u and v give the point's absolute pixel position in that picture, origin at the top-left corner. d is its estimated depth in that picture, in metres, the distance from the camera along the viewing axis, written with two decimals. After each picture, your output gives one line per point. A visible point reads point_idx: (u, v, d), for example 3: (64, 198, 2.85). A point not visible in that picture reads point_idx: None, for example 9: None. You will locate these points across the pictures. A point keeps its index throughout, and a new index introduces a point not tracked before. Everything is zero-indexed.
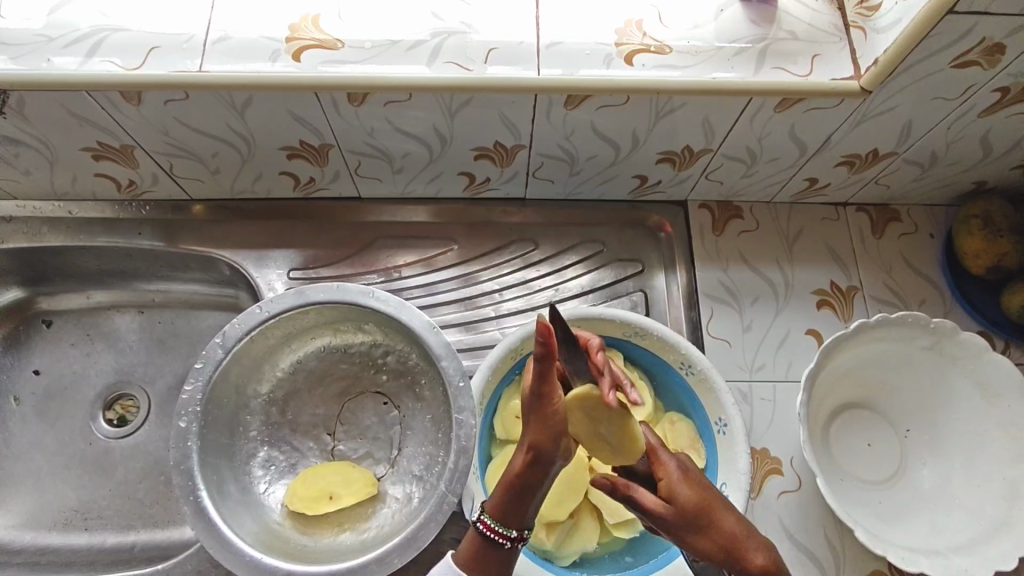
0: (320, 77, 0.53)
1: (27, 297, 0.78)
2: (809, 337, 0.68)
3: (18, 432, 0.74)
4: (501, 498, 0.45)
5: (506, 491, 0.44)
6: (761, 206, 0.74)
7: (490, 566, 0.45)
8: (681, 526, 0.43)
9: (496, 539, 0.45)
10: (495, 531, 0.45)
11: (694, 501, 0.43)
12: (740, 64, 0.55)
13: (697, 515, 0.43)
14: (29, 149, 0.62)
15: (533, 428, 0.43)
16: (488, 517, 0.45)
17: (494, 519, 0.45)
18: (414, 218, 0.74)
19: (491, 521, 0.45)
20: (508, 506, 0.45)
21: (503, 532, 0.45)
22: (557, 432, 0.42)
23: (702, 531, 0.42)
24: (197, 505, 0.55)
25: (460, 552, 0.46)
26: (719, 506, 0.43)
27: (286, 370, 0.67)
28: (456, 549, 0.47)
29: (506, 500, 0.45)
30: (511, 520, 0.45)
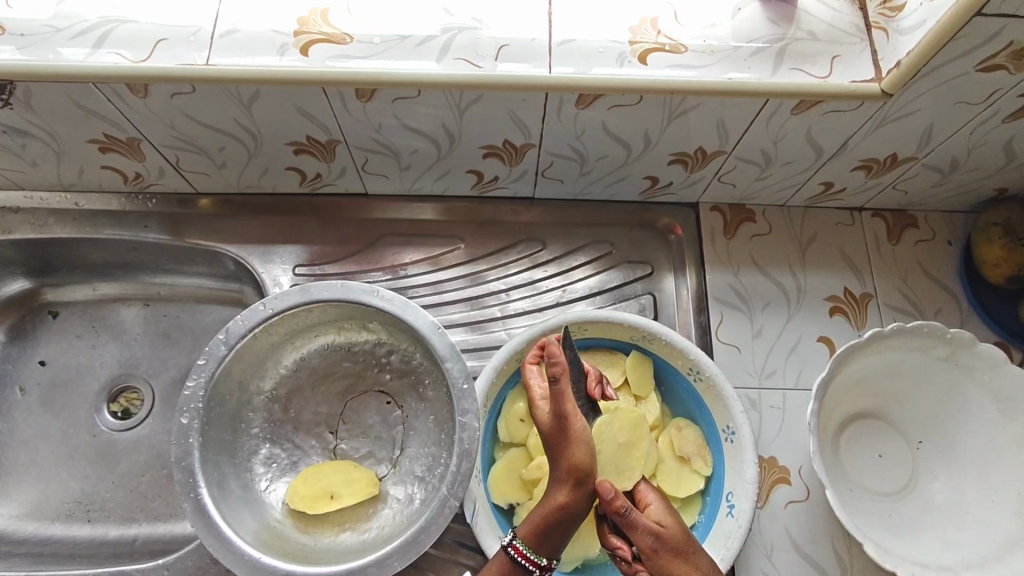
0: (329, 72, 0.52)
1: (33, 287, 0.78)
2: (820, 344, 0.67)
3: (24, 422, 0.74)
4: (534, 527, 0.46)
5: (539, 521, 0.46)
6: (774, 210, 0.72)
7: None
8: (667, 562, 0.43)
9: (526, 563, 0.47)
10: (528, 556, 0.46)
11: (681, 532, 0.45)
12: (756, 65, 0.54)
13: (681, 544, 0.44)
14: (35, 140, 0.62)
15: (566, 456, 0.44)
16: (521, 542, 0.47)
17: (526, 545, 0.46)
18: (421, 216, 0.73)
19: (524, 548, 0.46)
20: (542, 538, 0.46)
21: (536, 559, 0.47)
22: (592, 454, 0.44)
23: (686, 564, 0.43)
24: (197, 502, 0.54)
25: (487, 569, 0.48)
26: (694, 546, 0.45)
27: (290, 366, 0.66)
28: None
29: (543, 529, 0.46)
30: (545, 548, 0.46)
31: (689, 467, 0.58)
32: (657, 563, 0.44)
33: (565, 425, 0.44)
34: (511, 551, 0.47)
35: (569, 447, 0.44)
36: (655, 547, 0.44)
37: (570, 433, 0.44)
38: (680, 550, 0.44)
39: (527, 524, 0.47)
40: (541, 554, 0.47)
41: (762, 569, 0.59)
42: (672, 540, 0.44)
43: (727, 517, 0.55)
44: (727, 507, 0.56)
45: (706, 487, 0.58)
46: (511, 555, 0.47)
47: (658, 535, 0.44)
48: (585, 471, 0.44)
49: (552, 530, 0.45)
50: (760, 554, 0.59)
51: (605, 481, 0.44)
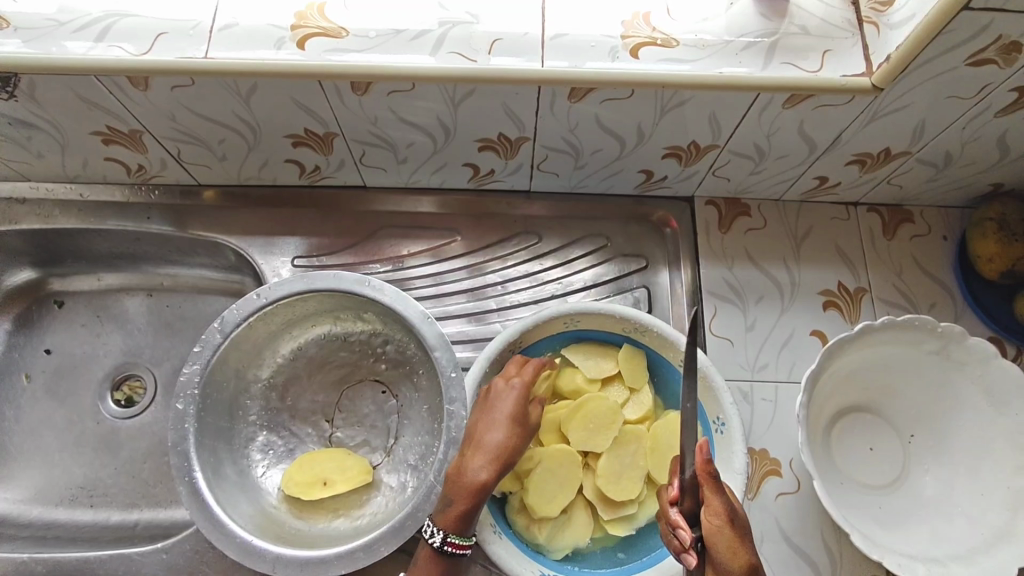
0: (325, 65, 0.53)
1: (40, 277, 0.80)
2: (814, 338, 0.67)
3: (30, 408, 0.76)
4: (459, 514, 0.50)
5: (466, 507, 0.50)
6: (769, 204, 0.73)
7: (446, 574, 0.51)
8: (732, 539, 0.45)
9: (451, 549, 0.50)
10: (455, 544, 0.50)
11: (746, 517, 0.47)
12: (748, 59, 0.54)
13: (745, 531, 0.46)
14: (40, 131, 0.63)
15: (499, 437, 0.52)
16: (454, 537, 0.50)
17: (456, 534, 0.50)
18: (419, 208, 0.74)
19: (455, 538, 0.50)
20: (461, 520, 0.50)
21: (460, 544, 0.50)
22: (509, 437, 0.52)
23: (745, 548, 0.45)
24: (193, 485, 0.55)
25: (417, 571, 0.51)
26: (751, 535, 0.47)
27: (288, 355, 0.67)
28: (415, 566, 0.52)
29: (467, 512, 0.50)
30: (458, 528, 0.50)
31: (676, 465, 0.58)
32: (723, 533, 0.45)
33: (504, 407, 0.53)
34: (446, 546, 0.50)
35: (500, 428, 0.52)
36: (727, 520, 0.46)
37: (501, 416, 0.53)
38: (743, 534, 0.46)
39: (449, 512, 0.50)
40: (464, 539, 0.50)
41: None
42: (741, 521, 0.46)
43: None
44: None
45: None
46: (446, 550, 0.50)
47: (731, 512, 0.46)
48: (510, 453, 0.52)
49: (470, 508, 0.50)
50: None
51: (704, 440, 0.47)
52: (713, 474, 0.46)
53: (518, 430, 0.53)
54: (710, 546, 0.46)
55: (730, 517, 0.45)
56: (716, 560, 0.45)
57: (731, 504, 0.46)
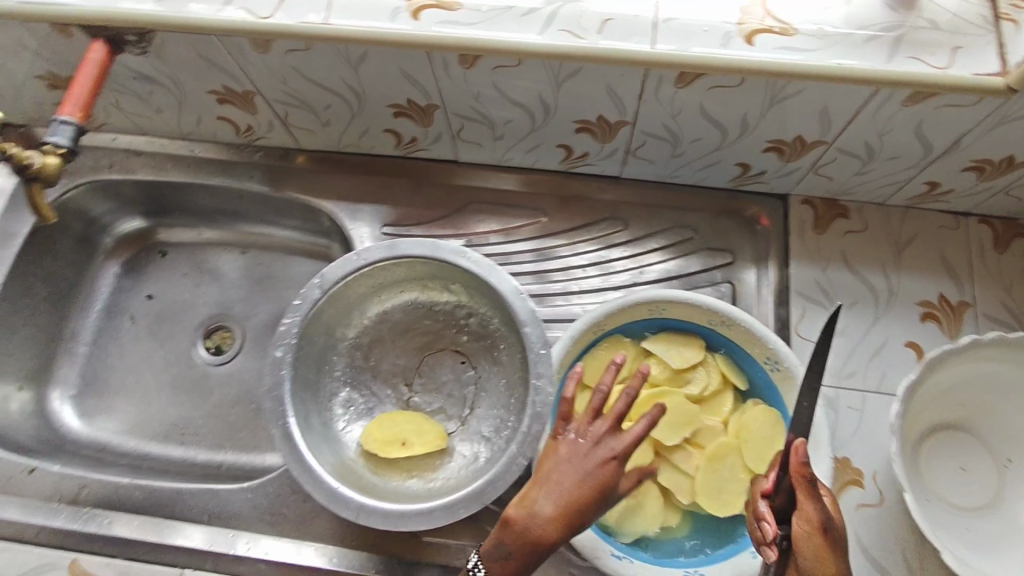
0: (436, 36, 0.54)
1: (149, 227, 0.85)
2: (908, 349, 0.64)
3: (132, 348, 0.81)
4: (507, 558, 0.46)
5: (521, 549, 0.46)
6: (870, 207, 0.70)
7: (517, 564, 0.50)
8: (822, 547, 0.45)
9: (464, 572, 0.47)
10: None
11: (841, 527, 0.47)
12: (870, 52, 0.52)
13: (836, 541, 0.46)
14: (164, 88, 0.67)
15: (556, 470, 0.47)
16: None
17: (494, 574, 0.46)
18: (508, 186, 0.75)
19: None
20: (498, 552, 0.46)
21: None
22: (565, 474, 0.47)
23: (836, 557, 0.45)
24: (285, 430, 0.59)
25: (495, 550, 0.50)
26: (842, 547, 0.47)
27: (373, 318, 0.70)
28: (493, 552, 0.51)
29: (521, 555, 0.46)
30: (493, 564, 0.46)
31: (743, 462, 0.57)
32: (812, 540, 0.45)
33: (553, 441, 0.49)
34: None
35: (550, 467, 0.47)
36: (818, 528, 0.46)
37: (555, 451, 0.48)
38: (834, 544, 0.46)
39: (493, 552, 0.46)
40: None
41: None
42: (835, 532, 0.46)
43: None
44: None
45: None
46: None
47: (825, 520, 0.46)
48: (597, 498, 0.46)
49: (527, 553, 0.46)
50: None
51: (799, 441, 0.47)
52: (808, 479, 0.46)
53: (602, 467, 0.47)
54: (797, 550, 0.46)
55: (823, 526, 0.45)
56: (801, 564, 0.46)
57: (826, 513, 0.46)
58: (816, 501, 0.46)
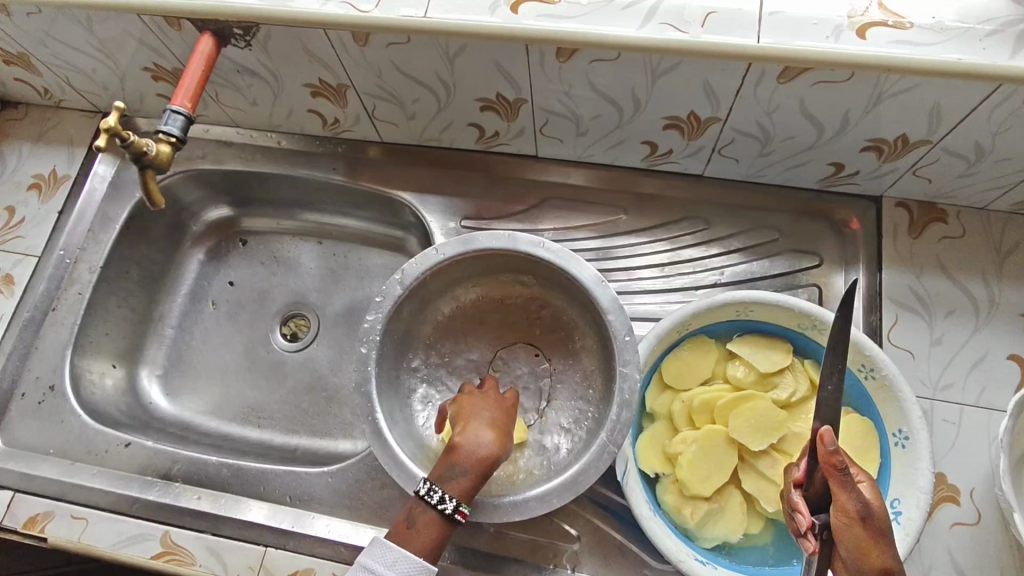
0: (535, 30, 0.54)
1: (232, 216, 0.88)
2: (1011, 362, 0.61)
3: (214, 332, 0.84)
4: (469, 485, 0.50)
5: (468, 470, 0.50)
6: (970, 212, 0.67)
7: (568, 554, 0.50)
8: (863, 538, 0.41)
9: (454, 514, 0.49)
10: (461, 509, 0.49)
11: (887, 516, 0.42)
12: (992, 47, 0.49)
13: (883, 530, 0.41)
14: (259, 80, 0.69)
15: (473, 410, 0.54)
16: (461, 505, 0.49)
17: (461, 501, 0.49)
18: (587, 183, 0.74)
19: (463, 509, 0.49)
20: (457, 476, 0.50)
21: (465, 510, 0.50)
22: (489, 408, 0.55)
23: (881, 549, 0.40)
24: (375, 426, 0.59)
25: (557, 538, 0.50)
26: (890, 536, 0.42)
27: (448, 312, 0.71)
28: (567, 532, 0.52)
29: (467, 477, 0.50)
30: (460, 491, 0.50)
31: None
32: (852, 532, 0.41)
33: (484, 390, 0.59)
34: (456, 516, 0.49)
35: (483, 404, 0.55)
36: (857, 518, 0.41)
37: (464, 408, 0.55)
38: (877, 534, 0.41)
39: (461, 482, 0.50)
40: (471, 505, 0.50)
41: None
42: (876, 521, 0.41)
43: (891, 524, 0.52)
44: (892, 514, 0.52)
45: None
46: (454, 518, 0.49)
47: (862, 509, 0.41)
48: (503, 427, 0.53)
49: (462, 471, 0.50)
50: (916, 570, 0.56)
51: (826, 429, 0.42)
52: (840, 467, 0.42)
53: (506, 407, 0.56)
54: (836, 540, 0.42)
55: (862, 516, 0.41)
56: (844, 556, 0.41)
57: (863, 502, 0.41)
58: (856, 488, 0.42)
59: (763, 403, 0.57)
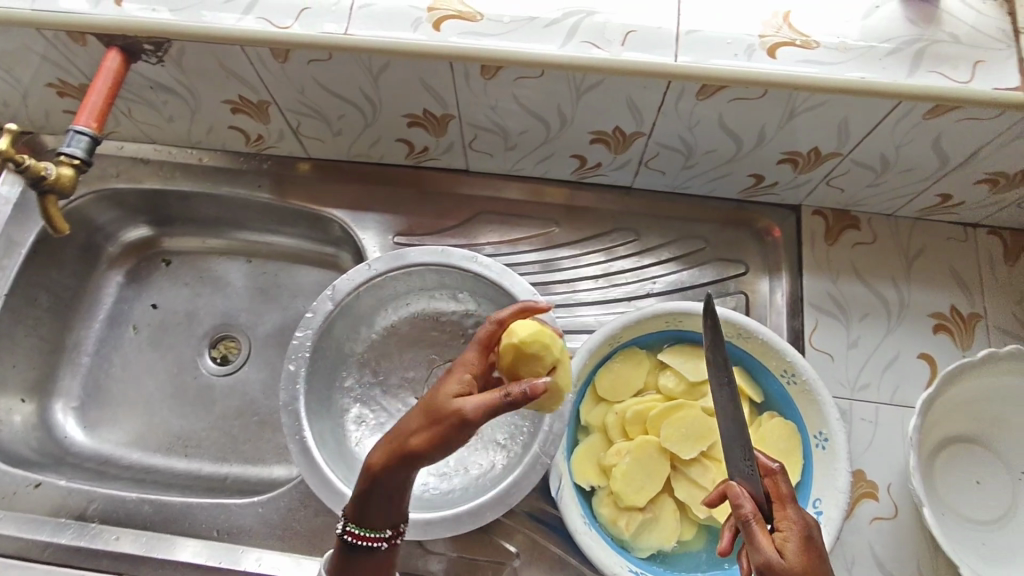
0: (458, 47, 0.54)
1: (152, 235, 0.84)
2: (920, 361, 0.65)
3: (135, 358, 0.80)
4: (360, 506, 0.47)
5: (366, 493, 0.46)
6: (881, 219, 0.70)
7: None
8: None
9: (362, 542, 0.47)
10: (365, 536, 0.47)
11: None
12: (891, 67, 0.52)
13: (820, 556, 0.42)
14: (175, 96, 0.66)
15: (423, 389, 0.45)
16: (353, 528, 0.47)
17: (359, 527, 0.47)
18: (519, 197, 0.74)
19: (355, 530, 0.47)
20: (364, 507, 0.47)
21: (373, 536, 0.47)
22: (419, 419, 0.44)
23: None
24: (303, 444, 0.58)
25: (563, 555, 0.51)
26: None
27: (381, 331, 0.69)
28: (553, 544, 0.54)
29: (365, 502, 0.46)
30: (377, 519, 0.47)
31: None
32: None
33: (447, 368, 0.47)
34: (347, 537, 0.47)
35: (447, 379, 0.45)
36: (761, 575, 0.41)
37: (449, 370, 0.46)
38: None
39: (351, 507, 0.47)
40: (377, 530, 0.47)
41: None
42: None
43: None
44: (813, 513, 0.54)
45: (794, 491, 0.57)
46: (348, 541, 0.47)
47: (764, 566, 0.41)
48: (466, 409, 0.42)
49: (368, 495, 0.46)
50: (839, 565, 0.58)
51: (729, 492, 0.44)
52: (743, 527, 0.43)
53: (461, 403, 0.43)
54: None
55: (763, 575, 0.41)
56: None
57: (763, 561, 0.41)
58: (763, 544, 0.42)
59: (692, 412, 0.58)
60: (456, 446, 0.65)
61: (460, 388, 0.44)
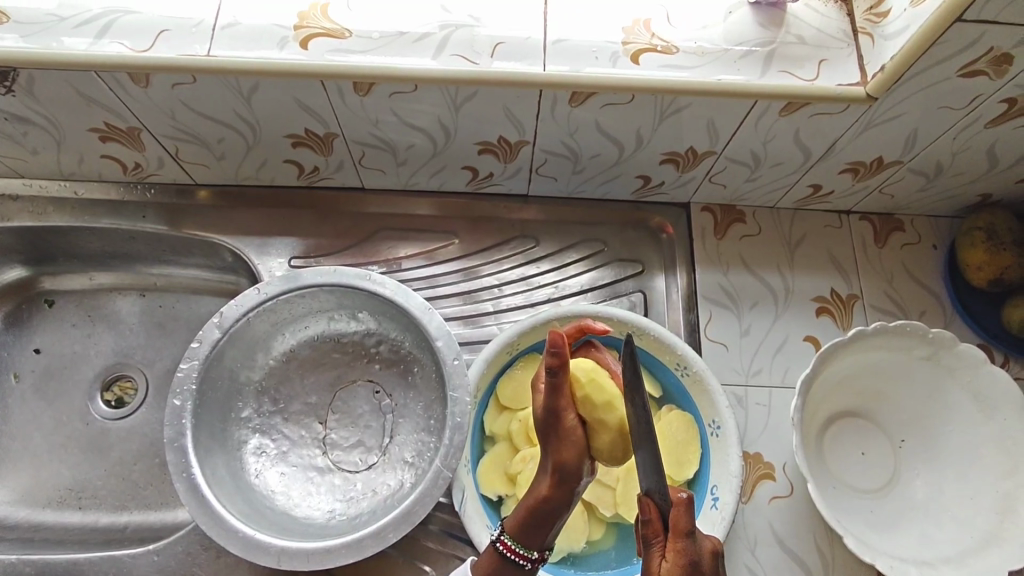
0: (328, 65, 0.53)
1: (31, 276, 0.79)
2: (807, 343, 0.68)
3: (17, 409, 0.75)
4: (519, 524, 0.45)
5: (527, 517, 0.45)
6: (763, 211, 0.74)
7: None
8: None
9: (516, 560, 0.46)
10: (517, 552, 0.46)
11: None
12: (746, 68, 0.55)
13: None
14: (36, 127, 0.63)
15: (555, 453, 0.43)
16: (507, 538, 0.46)
17: (513, 540, 0.46)
18: (417, 211, 0.74)
19: (510, 543, 0.46)
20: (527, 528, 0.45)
21: (523, 554, 0.46)
22: (582, 456, 0.43)
23: None
24: (190, 482, 0.55)
25: (479, 564, 0.48)
26: None
27: (280, 357, 0.67)
28: (477, 560, 0.48)
29: (528, 525, 0.45)
30: (533, 543, 0.46)
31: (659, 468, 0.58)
32: None
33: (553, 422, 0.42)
34: (500, 546, 0.47)
35: (560, 445, 0.42)
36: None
37: (561, 432, 0.42)
38: None
39: (512, 519, 0.46)
40: (529, 550, 0.46)
41: (746, 562, 0.60)
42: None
43: (710, 509, 0.56)
44: (711, 499, 0.56)
45: (693, 480, 0.59)
46: (500, 551, 0.47)
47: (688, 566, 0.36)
48: (566, 458, 0.42)
49: (529, 519, 0.45)
50: (743, 546, 0.60)
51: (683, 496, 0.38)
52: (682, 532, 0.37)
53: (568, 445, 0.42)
54: None
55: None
56: None
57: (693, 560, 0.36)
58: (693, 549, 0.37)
59: None
60: (363, 469, 0.64)
61: (580, 441, 0.42)
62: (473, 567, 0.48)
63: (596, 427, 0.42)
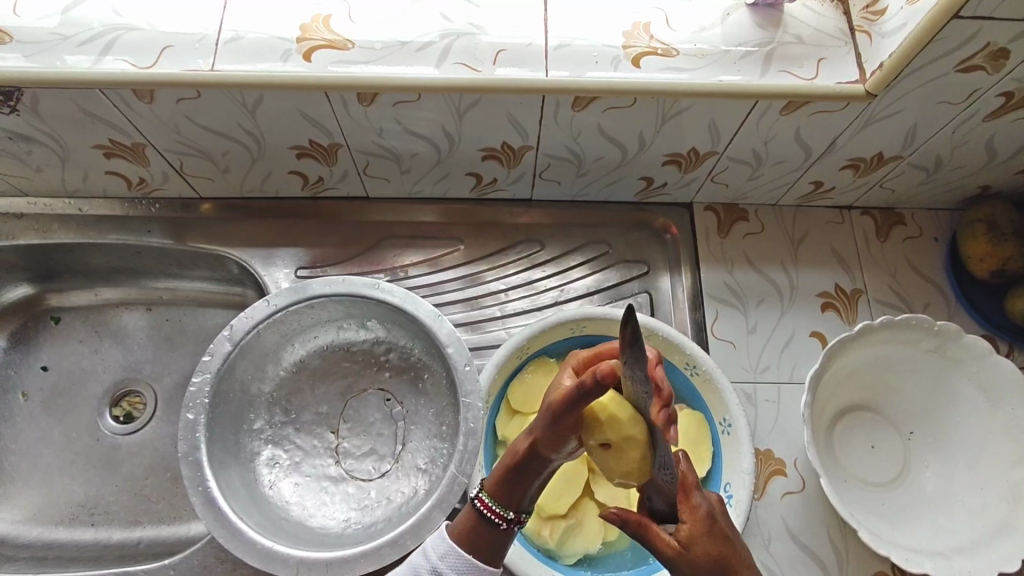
0: (331, 76, 0.54)
1: (37, 293, 0.79)
2: (814, 339, 0.68)
3: (27, 427, 0.75)
4: (500, 481, 0.47)
5: (507, 471, 0.47)
6: (766, 209, 0.74)
7: (483, 543, 0.46)
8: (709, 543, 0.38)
9: (493, 517, 0.46)
10: (494, 509, 0.46)
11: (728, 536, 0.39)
12: (746, 68, 0.56)
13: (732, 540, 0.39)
14: (40, 145, 0.63)
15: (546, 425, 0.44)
16: (487, 495, 0.46)
17: (493, 497, 0.46)
18: (422, 218, 0.74)
19: (489, 500, 0.46)
20: (508, 484, 0.47)
21: (501, 513, 0.46)
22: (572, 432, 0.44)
23: (722, 549, 0.38)
24: (206, 495, 0.56)
25: (454, 525, 0.47)
26: (739, 548, 0.39)
27: (290, 368, 0.67)
28: (454, 521, 0.47)
29: (508, 478, 0.46)
30: (508, 499, 0.46)
31: None
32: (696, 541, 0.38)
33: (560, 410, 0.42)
34: (478, 503, 0.47)
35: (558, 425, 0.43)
36: (699, 527, 0.38)
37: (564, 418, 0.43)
38: (722, 539, 0.38)
39: (494, 478, 0.47)
40: (507, 508, 0.46)
41: (760, 559, 0.60)
42: (719, 527, 0.39)
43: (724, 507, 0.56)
44: (725, 497, 0.57)
45: (706, 478, 0.59)
46: (478, 508, 0.47)
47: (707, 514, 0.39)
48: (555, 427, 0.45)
49: (512, 473, 0.46)
50: (757, 543, 0.60)
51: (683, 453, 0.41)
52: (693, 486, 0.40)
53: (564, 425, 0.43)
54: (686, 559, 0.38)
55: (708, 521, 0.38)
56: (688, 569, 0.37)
57: (710, 505, 0.39)
58: (703, 498, 0.40)
59: None
60: (376, 477, 0.64)
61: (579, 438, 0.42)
62: (449, 527, 0.47)
63: (620, 448, 0.40)
